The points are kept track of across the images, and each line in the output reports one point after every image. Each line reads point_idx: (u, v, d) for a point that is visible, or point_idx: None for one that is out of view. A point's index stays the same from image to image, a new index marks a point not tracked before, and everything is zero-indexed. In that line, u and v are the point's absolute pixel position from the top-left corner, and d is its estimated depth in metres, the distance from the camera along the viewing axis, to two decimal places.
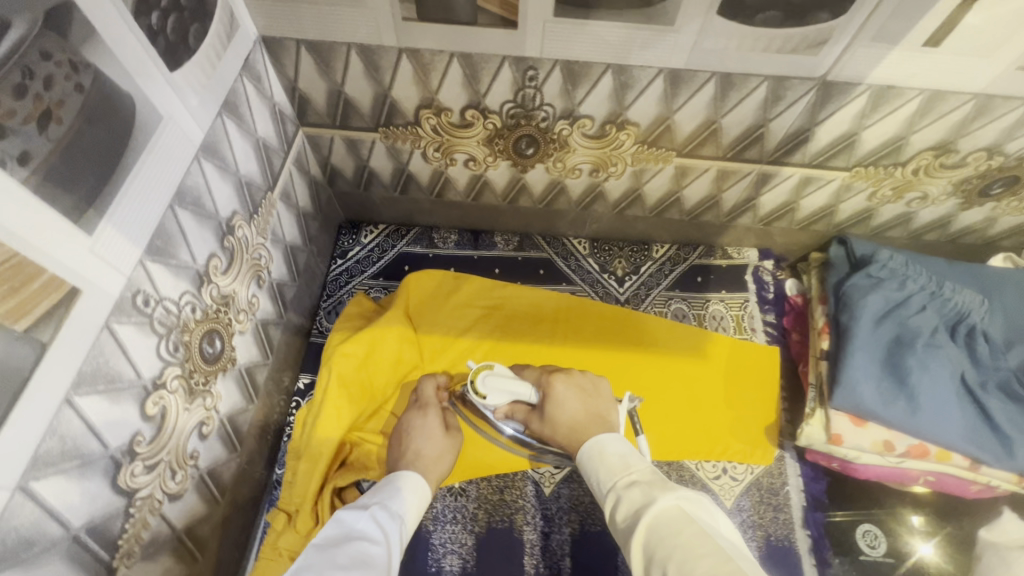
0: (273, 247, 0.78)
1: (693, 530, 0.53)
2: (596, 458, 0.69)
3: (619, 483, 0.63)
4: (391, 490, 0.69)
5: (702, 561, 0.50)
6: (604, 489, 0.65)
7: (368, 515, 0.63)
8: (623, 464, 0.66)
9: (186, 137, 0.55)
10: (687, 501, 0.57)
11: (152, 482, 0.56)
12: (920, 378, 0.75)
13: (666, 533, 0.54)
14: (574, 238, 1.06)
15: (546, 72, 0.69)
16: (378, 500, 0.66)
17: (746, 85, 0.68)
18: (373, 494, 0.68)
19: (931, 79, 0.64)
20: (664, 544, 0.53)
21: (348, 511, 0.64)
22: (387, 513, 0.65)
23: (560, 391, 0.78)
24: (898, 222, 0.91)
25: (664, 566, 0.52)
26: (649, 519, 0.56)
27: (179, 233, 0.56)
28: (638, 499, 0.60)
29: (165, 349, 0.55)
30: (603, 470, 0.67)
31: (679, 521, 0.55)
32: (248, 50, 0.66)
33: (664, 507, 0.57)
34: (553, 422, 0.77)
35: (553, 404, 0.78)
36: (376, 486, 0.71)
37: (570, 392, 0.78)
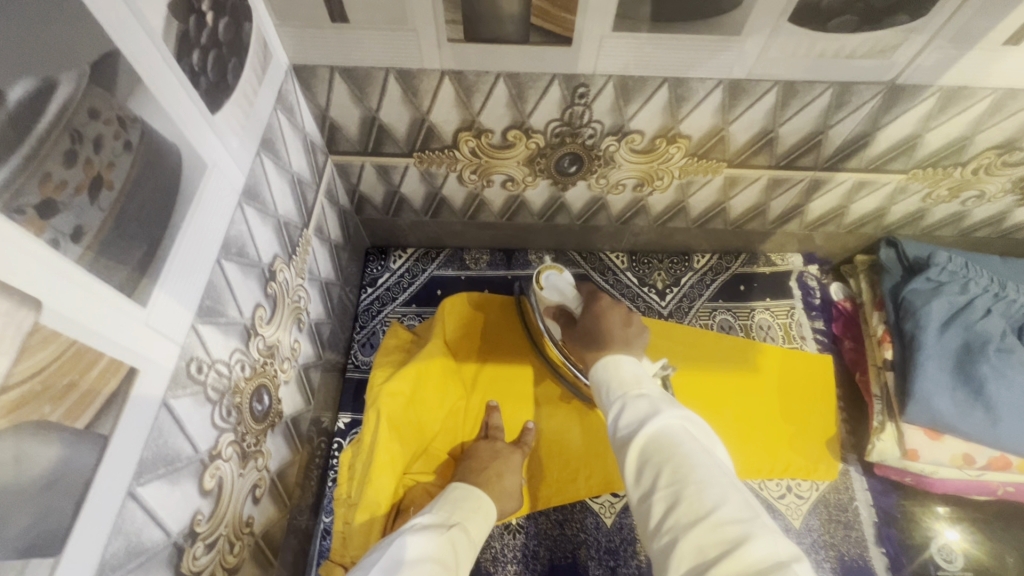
0: (311, 285, 0.74)
1: (691, 447, 0.51)
2: (610, 370, 0.63)
3: (629, 393, 0.58)
4: (470, 513, 0.65)
5: (698, 472, 0.48)
6: (611, 398, 0.60)
7: (447, 535, 0.59)
8: (636, 379, 0.60)
9: (228, 183, 0.51)
10: (692, 423, 0.55)
11: (212, 560, 0.51)
12: (997, 386, 0.72)
13: (664, 443, 0.52)
14: (610, 252, 1.02)
15: (598, 89, 0.65)
16: (461, 522, 0.62)
17: (809, 93, 0.64)
18: (453, 509, 0.64)
19: (1006, 77, 0.61)
20: (661, 452, 0.51)
21: (428, 526, 0.60)
22: (463, 540, 0.60)
23: (603, 305, 0.73)
24: (949, 221, 0.88)
25: (658, 471, 0.51)
26: (650, 430, 0.53)
27: (227, 288, 0.51)
28: (644, 410, 0.55)
29: (219, 416, 0.51)
30: (615, 380, 0.61)
31: (681, 437, 0.52)
32: (281, 80, 0.62)
33: (668, 423, 0.54)
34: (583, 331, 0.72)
35: (593, 313, 0.73)
36: (453, 494, 0.67)
37: (614, 310, 0.73)
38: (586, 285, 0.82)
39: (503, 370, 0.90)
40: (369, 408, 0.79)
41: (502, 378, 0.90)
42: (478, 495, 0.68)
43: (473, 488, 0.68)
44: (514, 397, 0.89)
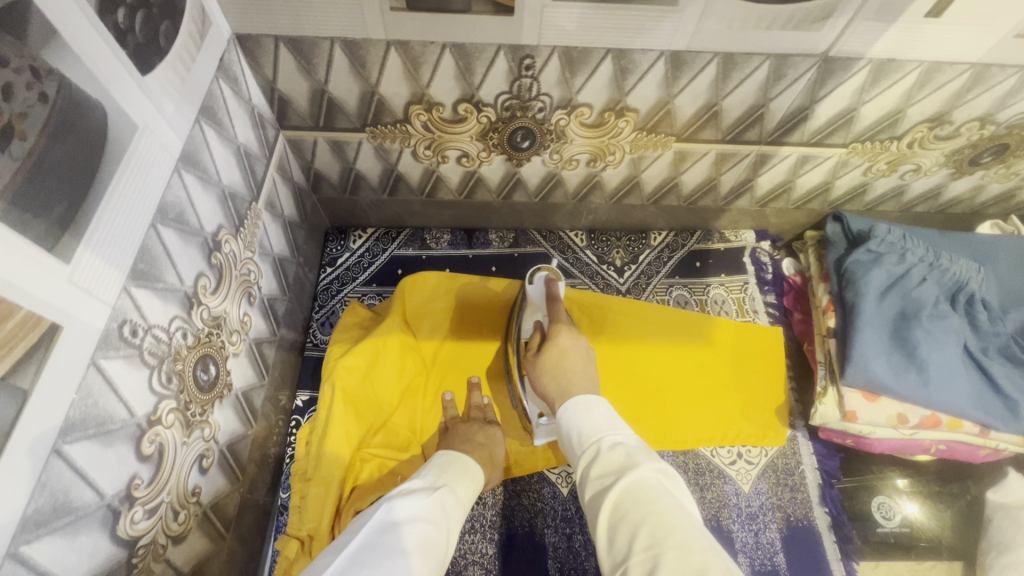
0: (262, 260, 0.73)
1: (669, 504, 0.49)
2: (581, 412, 0.63)
3: (602, 441, 0.58)
4: (456, 476, 0.69)
5: (678, 534, 0.46)
6: (582, 444, 0.60)
7: (435, 496, 0.63)
8: (610, 425, 0.60)
9: (163, 147, 0.50)
10: (668, 477, 0.53)
11: (154, 526, 0.51)
12: (928, 349, 0.75)
13: (641, 499, 0.50)
14: (570, 230, 1.04)
15: (544, 60, 0.66)
16: (446, 483, 0.66)
17: (748, 65, 0.66)
18: (441, 474, 0.68)
19: (931, 50, 0.64)
20: (638, 509, 0.50)
21: (415, 490, 0.63)
22: (451, 500, 0.64)
23: (571, 343, 0.74)
24: (891, 196, 0.92)
25: (636, 530, 0.48)
26: (625, 483, 0.52)
27: (164, 254, 0.51)
28: (617, 461, 0.55)
29: (158, 382, 0.51)
30: (587, 424, 0.61)
31: (658, 492, 0.50)
32: (223, 49, 0.61)
33: (643, 476, 0.52)
34: (549, 363, 0.73)
35: (559, 348, 0.74)
36: (438, 460, 0.71)
37: (581, 350, 0.74)
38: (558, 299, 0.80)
39: (468, 348, 0.92)
40: (324, 383, 0.79)
41: (464, 356, 0.92)
42: (464, 462, 0.72)
43: (459, 454, 0.73)
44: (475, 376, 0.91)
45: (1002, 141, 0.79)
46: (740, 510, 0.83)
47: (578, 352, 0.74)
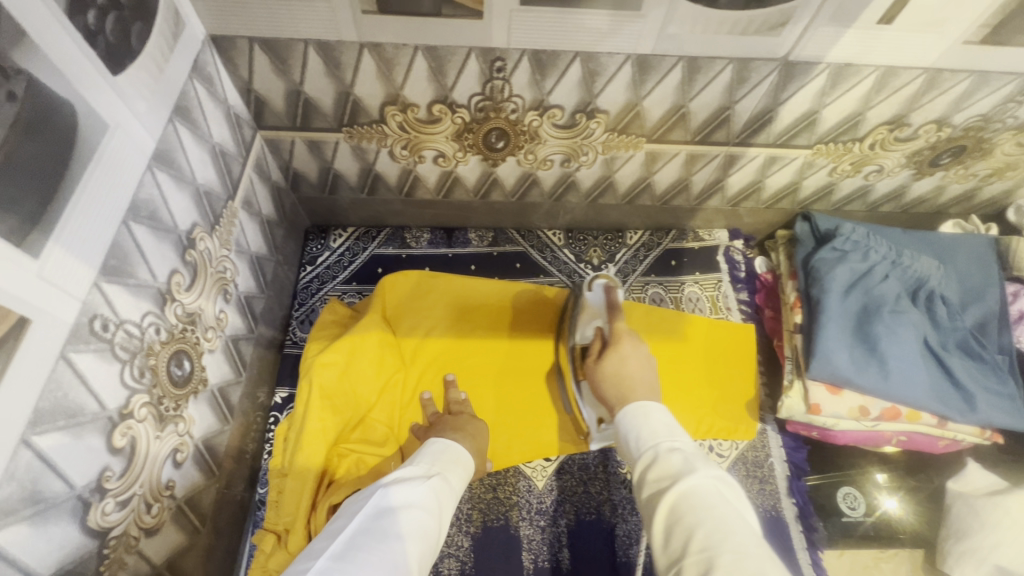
0: (238, 258, 0.74)
1: (727, 511, 0.48)
2: (639, 418, 0.63)
3: (660, 446, 0.58)
4: (448, 464, 0.72)
5: (734, 539, 0.46)
6: (640, 448, 0.60)
7: (429, 485, 0.65)
8: (668, 430, 0.60)
9: (136, 146, 0.52)
10: (727, 485, 0.52)
11: (127, 517, 0.52)
12: (889, 343, 0.78)
13: (698, 503, 0.50)
14: (548, 230, 1.06)
15: (514, 63, 0.68)
16: (440, 472, 0.69)
17: (711, 69, 0.69)
18: (434, 463, 0.70)
19: (885, 55, 0.67)
20: (694, 512, 0.49)
21: (409, 478, 0.66)
22: (444, 487, 0.67)
23: (632, 352, 0.74)
24: (856, 196, 0.95)
25: (690, 532, 0.48)
26: (682, 487, 0.52)
27: (136, 251, 0.52)
28: (674, 466, 0.55)
29: (130, 375, 0.52)
30: (646, 429, 0.61)
31: (715, 499, 0.50)
32: (197, 49, 0.62)
33: (701, 482, 0.52)
34: (607, 370, 0.74)
35: (619, 357, 0.74)
36: (432, 448, 0.73)
37: (643, 359, 0.74)
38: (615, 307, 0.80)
39: (526, 347, 0.95)
40: (301, 380, 0.80)
41: (522, 355, 0.94)
42: (455, 450, 0.75)
43: (450, 442, 0.75)
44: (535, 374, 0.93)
45: (959, 143, 0.82)
46: None
47: (639, 361, 0.74)
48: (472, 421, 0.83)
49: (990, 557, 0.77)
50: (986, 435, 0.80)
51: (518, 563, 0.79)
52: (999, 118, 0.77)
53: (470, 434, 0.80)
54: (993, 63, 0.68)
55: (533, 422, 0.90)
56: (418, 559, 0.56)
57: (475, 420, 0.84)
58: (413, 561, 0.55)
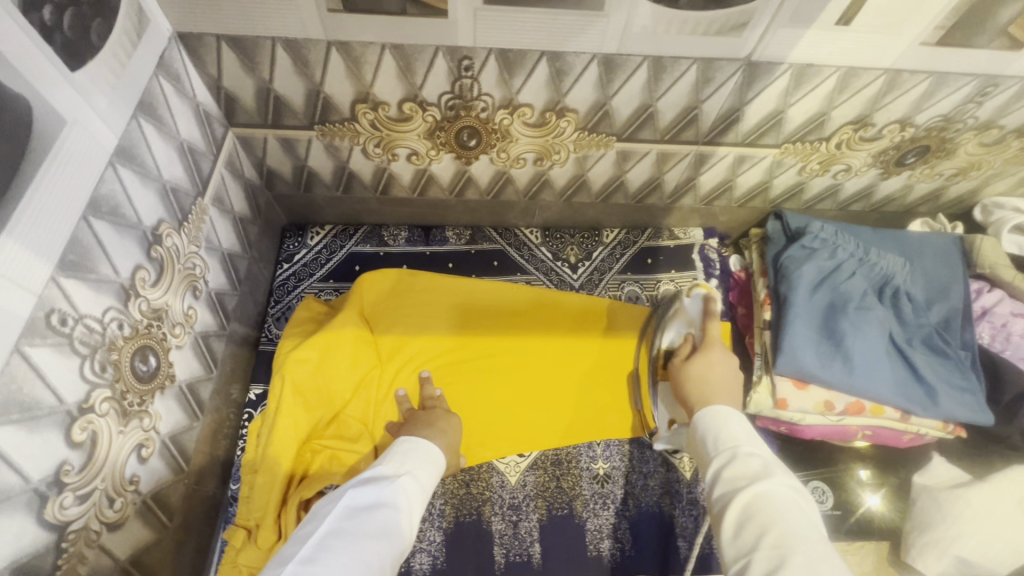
0: (208, 254, 0.74)
1: (801, 518, 0.49)
2: (720, 422, 0.63)
3: (740, 449, 0.59)
4: (418, 462, 0.72)
5: (806, 542, 0.47)
6: (717, 448, 0.61)
7: (398, 483, 0.66)
8: (748, 438, 0.60)
9: (97, 142, 0.52)
10: (803, 497, 0.53)
11: (87, 511, 0.52)
12: (854, 339, 0.80)
13: (773, 506, 0.51)
14: (525, 228, 1.07)
15: (481, 62, 0.69)
16: (409, 471, 0.69)
17: (676, 69, 0.70)
18: (404, 461, 0.71)
19: (846, 55, 0.68)
20: (769, 513, 0.50)
21: (378, 479, 0.66)
22: (414, 486, 0.68)
23: (720, 358, 0.73)
24: (827, 194, 0.97)
25: (762, 530, 0.49)
26: (758, 489, 0.53)
27: (97, 246, 0.53)
28: (753, 470, 0.55)
29: (90, 370, 0.52)
30: (726, 432, 0.61)
31: (790, 505, 0.51)
32: (163, 47, 0.62)
33: (776, 487, 0.53)
34: (693, 373, 0.72)
35: (707, 362, 0.73)
36: (401, 446, 0.73)
37: (729, 367, 0.72)
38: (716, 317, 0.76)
39: (610, 350, 0.96)
40: (274, 376, 0.80)
41: (605, 359, 0.96)
42: (426, 448, 0.75)
43: (425, 442, 0.75)
44: (614, 378, 0.94)
45: (923, 143, 0.84)
46: (681, 496, 0.86)
47: (726, 369, 0.72)
48: (447, 416, 0.83)
49: (950, 548, 0.80)
50: (949, 429, 0.82)
51: (490, 557, 0.80)
52: (960, 119, 0.79)
53: (444, 429, 0.81)
54: (950, 64, 0.69)
55: (601, 421, 0.91)
56: (389, 555, 0.57)
57: (450, 415, 0.85)
58: (385, 558, 0.56)
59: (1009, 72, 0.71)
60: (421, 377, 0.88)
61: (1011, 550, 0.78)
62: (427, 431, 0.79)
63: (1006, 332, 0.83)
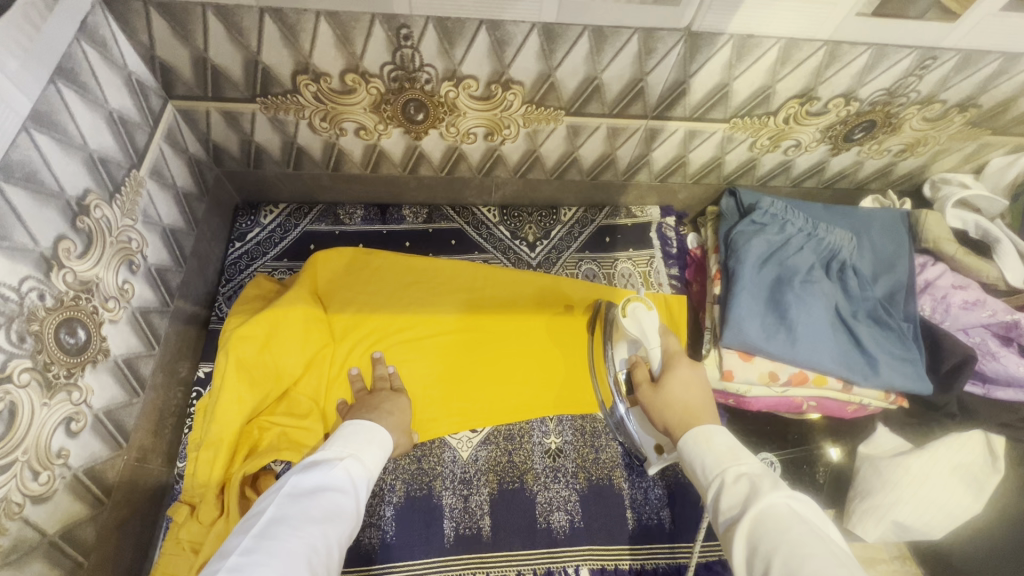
0: (146, 229, 0.73)
1: (802, 532, 0.50)
2: (701, 444, 0.65)
3: (727, 472, 0.60)
4: (362, 444, 0.72)
5: (812, 564, 0.47)
6: (707, 475, 0.62)
7: (341, 467, 0.66)
8: (732, 454, 0.62)
9: (6, 105, 0.50)
10: (800, 502, 0.54)
11: (7, 483, 0.51)
12: (798, 311, 0.81)
13: (772, 529, 0.51)
14: (483, 206, 1.06)
15: (420, 31, 0.68)
16: (352, 453, 0.69)
17: (618, 38, 0.70)
18: (346, 444, 0.70)
19: (786, 26, 0.68)
20: (770, 537, 0.51)
21: (319, 463, 0.66)
22: (358, 469, 0.68)
23: (692, 375, 0.74)
24: (780, 171, 0.97)
25: (769, 559, 0.50)
26: (754, 513, 0.54)
27: (11, 213, 0.51)
28: (743, 493, 0.57)
29: (6, 339, 0.51)
30: (709, 456, 0.63)
31: (789, 519, 0.52)
32: (86, 11, 0.60)
33: (771, 504, 0.54)
34: (669, 394, 0.73)
35: (679, 380, 0.74)
36: (344, 431, 0.73)
37: (699, 383, 0.74)
38: (668, 338, 0.79)
39: (569, 326, 0.97)
40: (220, 352, 0.79)
41: (563, 335, 0.97)
42: (370, 429, 0.74)
43: (368, 423, 0.75)
44: (578, 356, 0.95)
45: (869, 118, 0.85)
46: (632, 469, 0.87)
47: (696, 384, 0.74)
48: (393, 398, 0.83)
49: (889, 514, 0.82)
50: (890, 399, 0.83)
51: (440, 531, 0.80)
52: (903, 93, 0.80)
53: (391, 412, 0.80)
54: (888, 35, 0.70)
55: (553, 399, 0.91)
56: (336, 538, 0.57)
57: (398, 395, 0.85)
58: (332, 542, 0.57)
59: (947, 44, 0.72)
60: (373, 357, 0.87)
61: (945, 512, 0.81)
62: (371, 415, 0.78)
63: (946, 303, 0.84)
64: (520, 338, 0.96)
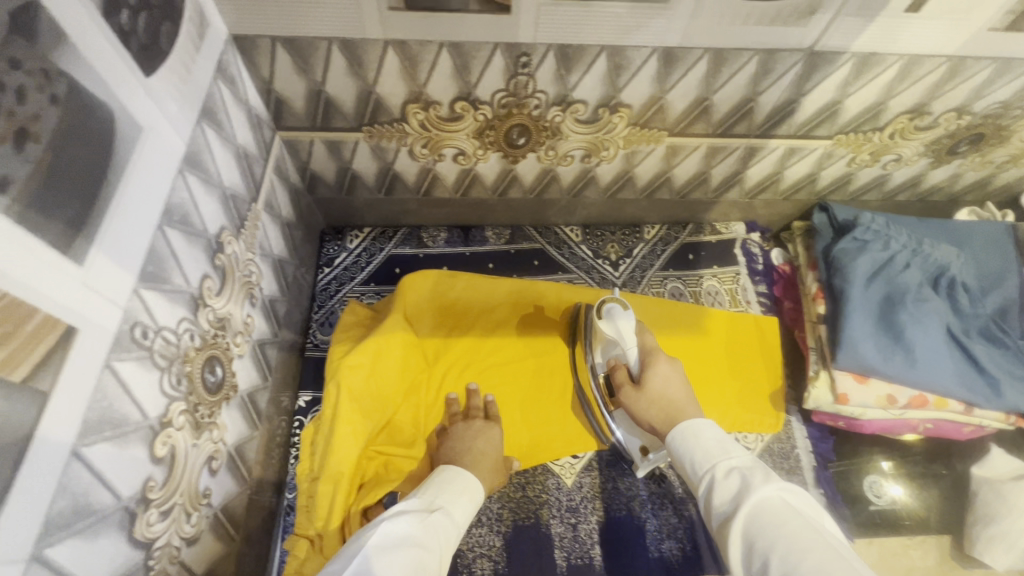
0: (262, 261, 0.73)
1: (797, 525, 0.47)
2: (689, 439, 0.62)
3: (717, 468, 0.57)
4: (453, 495, 0.66)
5: (811, 560, 0.44)
6: (697, 472, 0.59)
7: (427, 519, 0.59)
8: (722, 449, 0.59)
9: (167, 149, 0.50)
10: (793, 494, 0.51)
11: (169, 528, 0.51)
12: (913, 331, 0.79)
13: (767, 524, 0.48)
14: (565, 226, 1.05)
15: (539, 58, 0.67)
16: (443, 507, 0.63)
17: (738, 60, 0.68)
18: (436, 498, 0.64)
19: (912, 44, 0.67)
20: (766, 533, 0.48)
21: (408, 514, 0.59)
22: (445, 523, 0.60)
23: (673, 369, 0.73)
24: (874, 185, 0.95)
25: (766, 558, 0.47)
26: (748, 508, 0.51)
27: (171, 256, 0.51)
28: (734, 488, 0.54)
29: (168, 383, 0.51)
30: (699, 451, 0.60)
31: (783, 513, 0.49)
32: (221, 50, 0.61)
33: (765, 497, 0.51)
34: (653, 392, 0.70)
35: (661, 375, 0.72)
36: (437, 477, 0.69)
37: (679, 377, 0.72)
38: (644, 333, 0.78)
39: (541, 338, 0.94)
40: (329, 382, 0.80)
41: (539, 350, 0.94)
42: (462, 477, 0.70)
43: (460, 470, 0.70)
44: (554, 369, 0.93)
45: (978, 131, 0.83)
46: None
47: (678, 378, 0.72)
48: (483, 433, 0.81)
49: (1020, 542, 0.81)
50: (1011, 421, 0.82)
51: (551, 561, 0.79)
52: (1019, 105, 0.77)
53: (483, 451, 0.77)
54: (1017, 49, 0.68)
55: (555, 423, 0.89)
56: None
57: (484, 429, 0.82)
58: None
59: None
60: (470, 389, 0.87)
61: None
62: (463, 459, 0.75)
63: None
64: (496, 359, 0.92)
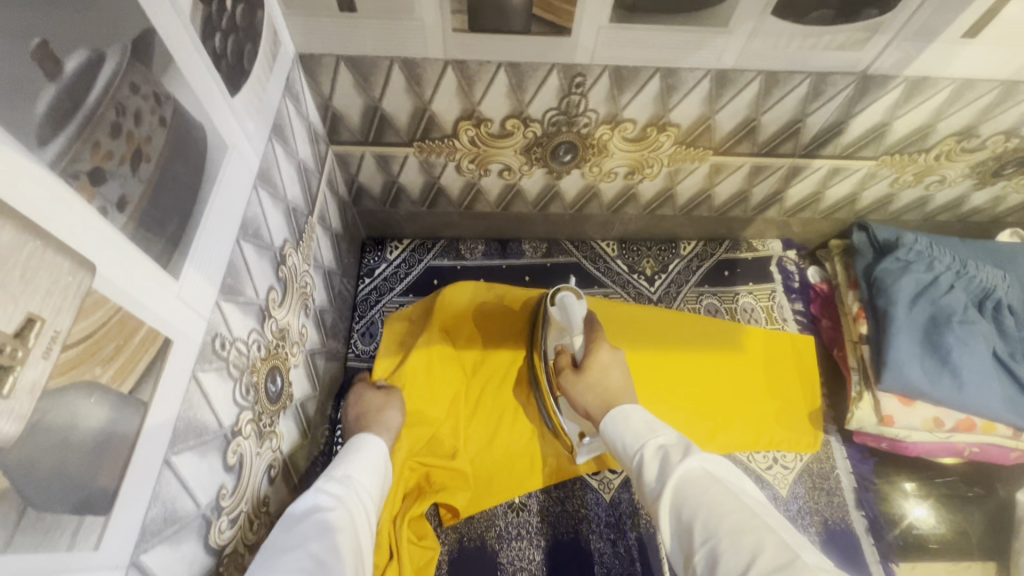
0: (316, 272, 0.75)
1: (717, 492, 0.48)
2: (621, 423, 0.61)
3: (646, 447, 0.56)
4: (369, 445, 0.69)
5: (728, 522, 0.45)
6: (628, 452, 0.59)
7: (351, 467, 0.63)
8: (649, 428, 0.59)
9: (244, 165, 0.52)
10: (715, 464, 0.51)
11: (235, 536, 0.52)
12: (960, 353, 0.78)
13: (691, 495, 0.49)
14: (601, 241, 1.06)
15: (594, 78, 0.68)
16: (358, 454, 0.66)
17: (790, 82, 0.69)
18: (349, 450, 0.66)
19: (965, 69, 0.67)
20: (691, 504, 0.48)
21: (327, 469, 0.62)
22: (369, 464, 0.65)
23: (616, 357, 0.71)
24: (916, 205, 0.95)
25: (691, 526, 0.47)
26: (674, 482, 0.51)
27: (245, 268, 0.53)
28: (660, 467, 0.54)
29: (239, 393, 0.52)
30: (628, 433, 0.59)
31: (704, 484, 0.49)
32: (288, 69, 0.63)
33: (687, 469, 0.51)
34: (592, 379, 0.69)
35: (603, 363, 0.70)
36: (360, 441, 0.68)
37: (622, 365, 0.71)
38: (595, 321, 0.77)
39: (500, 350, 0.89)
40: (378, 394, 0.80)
41: (497, 362, 0.89)
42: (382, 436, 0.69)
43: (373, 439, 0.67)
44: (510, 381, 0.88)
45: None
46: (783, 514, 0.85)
47: (620, 367, 0.71)
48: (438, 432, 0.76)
49: None
50: None
51: None
52: None
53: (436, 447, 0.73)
54: None
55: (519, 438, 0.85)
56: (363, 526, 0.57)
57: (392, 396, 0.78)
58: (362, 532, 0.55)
59: None
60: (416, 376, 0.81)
61: None
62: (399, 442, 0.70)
63: None
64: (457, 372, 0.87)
